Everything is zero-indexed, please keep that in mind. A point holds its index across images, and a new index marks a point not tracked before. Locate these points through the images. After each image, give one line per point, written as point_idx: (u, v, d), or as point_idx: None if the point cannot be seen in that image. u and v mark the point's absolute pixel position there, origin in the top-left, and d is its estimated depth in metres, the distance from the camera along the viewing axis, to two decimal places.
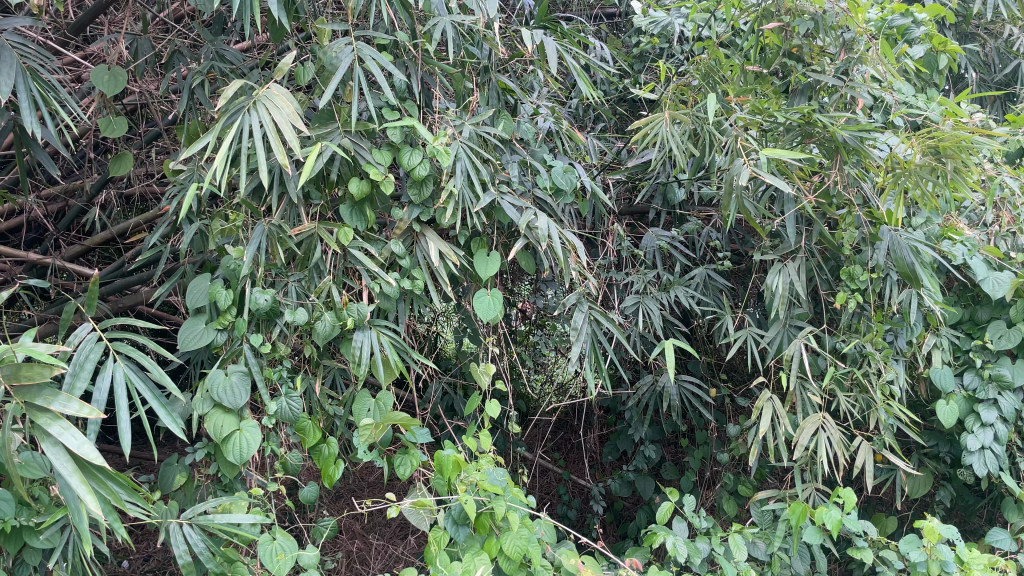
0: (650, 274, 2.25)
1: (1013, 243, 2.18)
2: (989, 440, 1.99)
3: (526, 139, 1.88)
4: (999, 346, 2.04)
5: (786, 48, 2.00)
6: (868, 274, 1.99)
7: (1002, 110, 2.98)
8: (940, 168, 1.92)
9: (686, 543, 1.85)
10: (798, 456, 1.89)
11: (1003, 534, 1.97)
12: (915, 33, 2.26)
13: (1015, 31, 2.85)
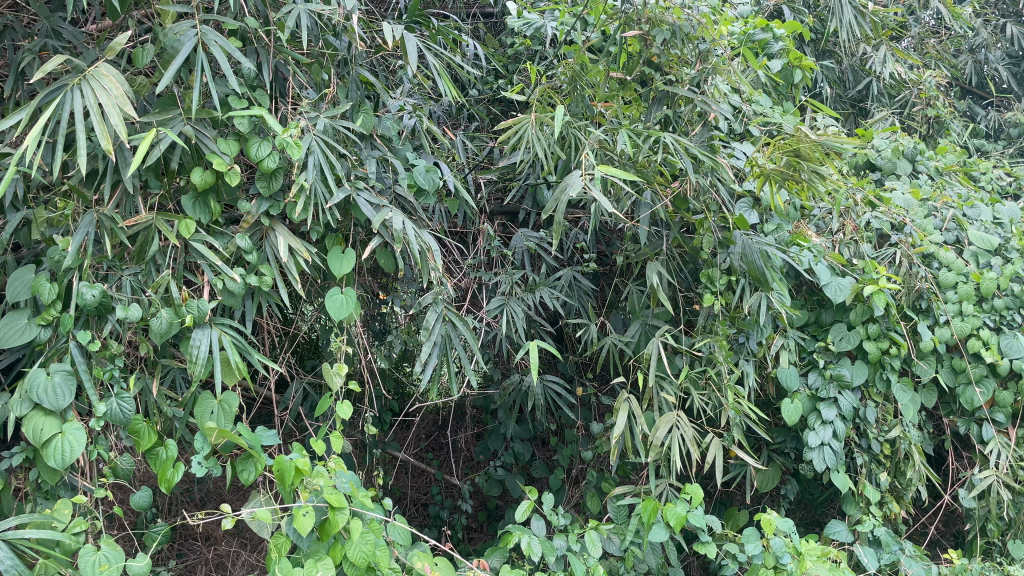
0: (517, 274, 2.25)
1: (856, 250, 2.29)
2: (828, 437, 2.11)
3: (388, 135, 1.85)
4: (839, 347, 2.16)
5: (645, 56, 2.02)
6: (725, 277, 2.04)
7: (855, 124, 3.20)
8: (794, 173, 2.03)
9: (543, 542, 1.86)
10: (653, 455, 1.93)
11: (839, 527, 2.12)
12: (774, 47, 2.34)
13: (868, 50, 3.04)
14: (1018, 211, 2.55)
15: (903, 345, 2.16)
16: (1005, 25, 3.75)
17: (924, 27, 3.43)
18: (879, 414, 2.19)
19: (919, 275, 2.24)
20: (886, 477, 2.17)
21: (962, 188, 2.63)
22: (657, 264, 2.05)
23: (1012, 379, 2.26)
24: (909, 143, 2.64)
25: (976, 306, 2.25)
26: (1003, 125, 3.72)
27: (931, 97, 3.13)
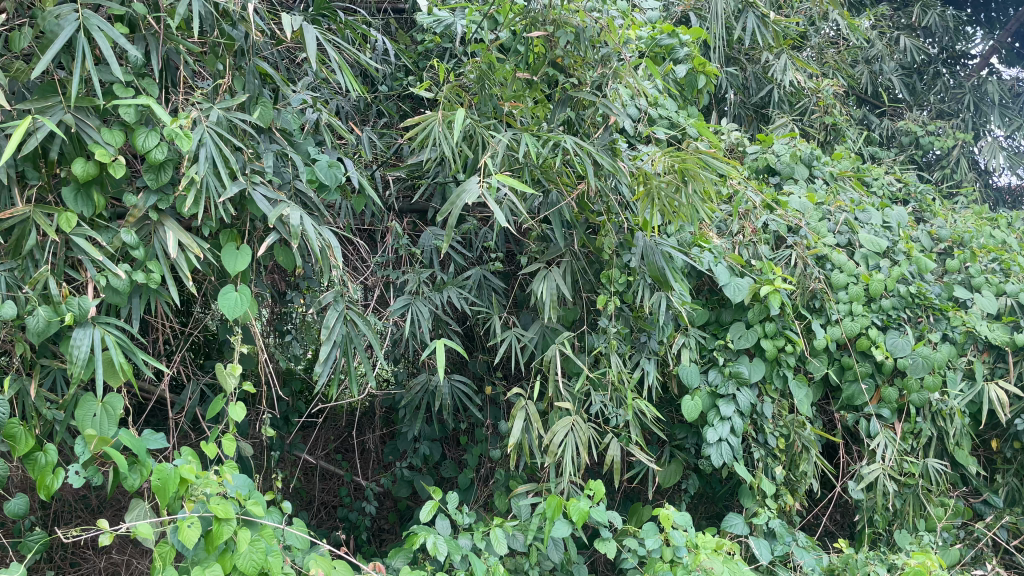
0: (424, 274, 2.21)
1: (754, 251, 2.37)
2: (726, 432, 2.16)
3: (289, 129, 1.80)
4: (738, 345, 2.23)
5: (550, 57, 2.02)
6: (625, 277, 2.09)
7: (757, 129, 3.33)
8: (682, 186, 1.94)
9: (447, 541, 1.83)
10: (549, 460, 1.96)
11: (736, 520, 2.17)
12: (681, 53, 2.40)
13: (770, 59, 3.14)
14: (905, 216, 2.68)
15: (798, 343, 2.23)
16: (898, 37, 3.96)
17: (823, 38, 3.56)
18: (775, 410, 2.27)
19: (812, 275, 2.33)
20: (781, 471, 2.25)
21: (854, 193, 2.76)
22: (554, 273, 2.08)
23: (897, 376, 2.37)
24: (806, 150, 2.74)
25: (865, 307, 2.35)
26: (895, 134, 3.90)
27: (829, 105, 3.28)
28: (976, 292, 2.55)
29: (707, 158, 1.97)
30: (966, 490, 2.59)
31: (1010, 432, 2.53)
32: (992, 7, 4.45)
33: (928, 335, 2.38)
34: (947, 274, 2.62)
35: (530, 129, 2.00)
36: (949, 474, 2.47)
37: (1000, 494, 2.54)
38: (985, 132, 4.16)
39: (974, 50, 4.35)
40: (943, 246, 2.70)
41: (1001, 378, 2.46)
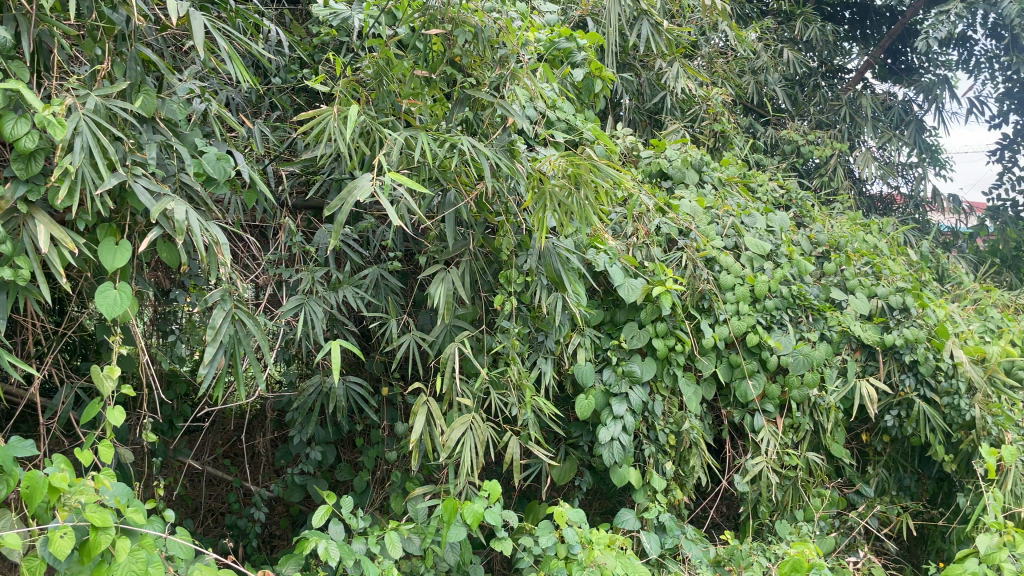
0: (318, 272, 2.13)
1: (647, 253, 2.44)
2: (618, 431, 2.19)
3: (173, 119, 1.71)
4: (630, 345, 2.28)
5: (448, 56, 2.01)
6: (522, 278, 2.10)
7: (651, 134, 3.42)
8: (575, 192, 1.93)
9: (340, 547, 1.78)
10: (446, 457, 1.95)
11: (628, 515, 2.21)
12: (578, 57, 2.46)
13: (663, 66, 3.23)
14: (787, 220, 2.82)
15: (687, 342, 2.31)
16: (782, 50, 4.16)
17: (713, 48, 3.70)
18: (666, 407, 2.34)
19: (701, 277, 2.42)
20: (671, 466, 2.32)
21: (740, 198, 2.89)
22: (452, 273, 2.06)
23: (779, 373, 2.49)
24: (696, 156, 2.84)
25: (750, 307, 2.46)
26: (778, 142, 4.10)
27: (717, 113, 3.42)
28: (851, 293, 2.71)
29: (603, 164, 1.97)
30: (841, 481, 2.72)
31: (879, 425, 2.69)
32: (866, 25, 4.74)
33: (808, 334, 2.51)
34: (824, 276, 2.77)
35: (427, 128, 1.96)
36: (826, 466, 2.60)
37: (871, 484, 2.70)
38: (859, 143, 4.43)
39: (850, 65, 4.63)
40: (820, 249, 2.86)
41: (872, 375, 2.62)
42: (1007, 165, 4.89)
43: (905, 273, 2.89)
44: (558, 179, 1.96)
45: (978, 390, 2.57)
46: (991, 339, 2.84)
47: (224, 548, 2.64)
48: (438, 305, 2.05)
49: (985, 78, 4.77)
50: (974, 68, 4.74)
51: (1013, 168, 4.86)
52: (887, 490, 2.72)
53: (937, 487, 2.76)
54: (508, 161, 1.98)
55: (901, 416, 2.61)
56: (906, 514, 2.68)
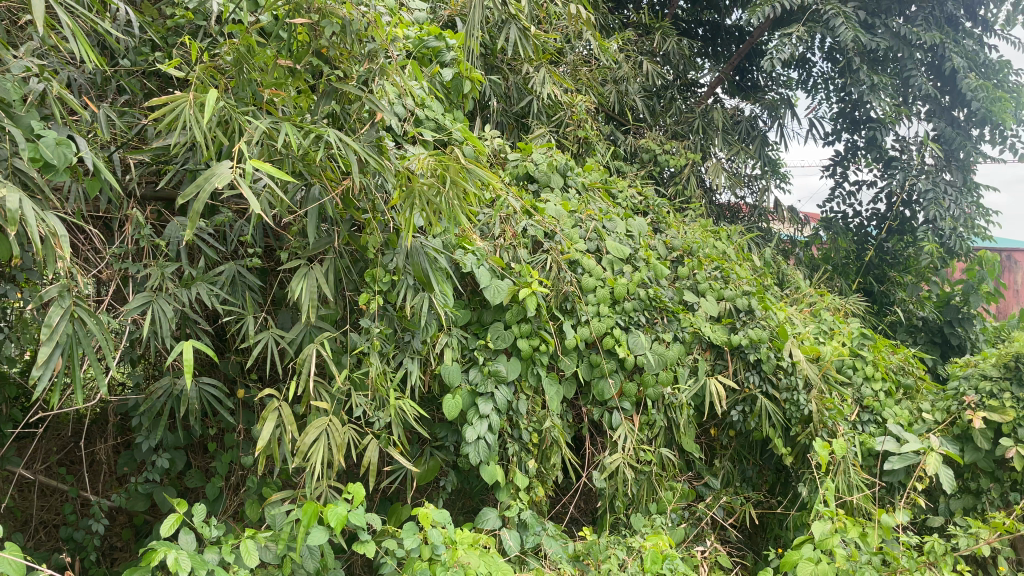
0: (169, 268, 2.01)
1: (513, 255, 2.47)
2: (483, 430, 2.20)
3: (6, 99, 1.56)
4: (497, 345, 2.31)
5: (314, 46, 1.91)
6: (389, 277, 2.08)
7: (518, 138, 3.47)
8: (443, 190, 1.91)
9: (192, 557, 1.69)
10: (299, 463, 1.89)
11: (491, 514, 2.23)
12: (446, 56, 2.47)
13: (529, 71, 3.29)
14: (645, 226, 2.95)
15: (551, 342, 2.37)
16: (642, 62, 4.33)
17: (577, 56, 3.80)
18: (529, 406, 2.38)
19: (565, 279, 2.49)
20: (533, 464, 2.35)
21: (602, 203, 2.98)
22: (315, 270, 1.99)
23: (636, 372, 2.59)
24: (561, 160, 2.92)
25: (610, 308, 2.55)
26: (637, 150, 4.27)
27: (581, 120, 3.53)
28: (702, 297, 2.88)
29: (471, 164, 1.97)
30: (691, 475, 2.86)
31: (725, 421, 2.86)
32: (717, 43, 5.10)
33: (663, 335, 2.63)
34: (678, 279, 2.92)
35: (290, 119, 1.89)
36: (677, 461, 2.73)
37: (718, 476, 2.86)
38: (710, 154, 4.64)
39: (703, 79, 4.90)
40: (675, 254, 3.01)
41: (721, 373, 2.78)
42: (839, 180, 5.30)
43: (749, 278, 3.10)
44: (425, 178, 1.93)
45: (814, 386, 2.77)
46: (824, 340, 3.08)
47: (57, 564, 2.44)
48: (300, 304, 1.98)
49: (822, 98, 5.17)
50: (812, 89, 5.17)
51: (844, 183, 5.28)
52: (731, 481, 2.89)
53: (776, 477, 2.95)
54: (376, 158, 1.94)
55: (745, 411, 2.80)
56: (748, 504, 2.85)
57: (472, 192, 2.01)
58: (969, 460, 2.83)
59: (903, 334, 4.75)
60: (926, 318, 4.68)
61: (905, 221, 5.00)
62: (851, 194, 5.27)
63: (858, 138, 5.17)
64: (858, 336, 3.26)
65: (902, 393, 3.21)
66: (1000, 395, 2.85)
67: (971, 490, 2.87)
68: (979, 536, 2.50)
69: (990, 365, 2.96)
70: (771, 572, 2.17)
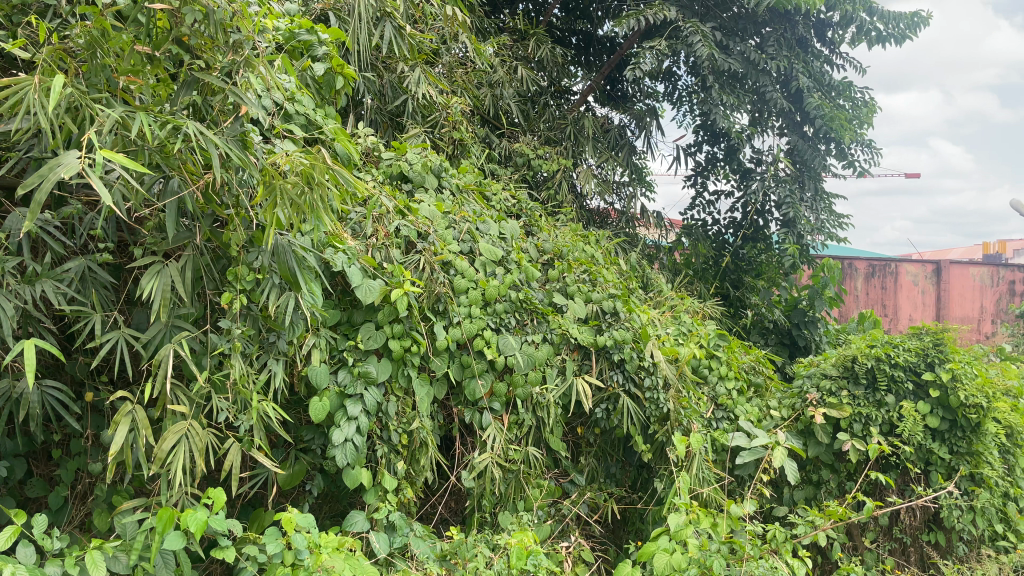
0: (10, 263, 1.86)
1: (385, 255, 2.45)
2: (352, 432, 2.17)
3: None
4: (367, 346, 2.29)
5: (175, 34, 1.82)
6: (253, 275, 2.02)
7: (392, 136, 3.46)
8: (308, 190, 1.87)
9: (30, 571, 1.57)
10: (157, 469, 1.80)
11: (358, 517, 2.20)
12: (319, 50, 2.43)
13: (405, 70, 3.29)
14: (517, 229, 3.02)
15: (422, 343, 2.38)
16: (517, 66, 4.40)
17: (453, 57, 3.81)
18: (399, 407, 2.37)
19: (438, 280, 2.50)
20: (402, 465, 2.34)
21: (475, 206, 3.02)
22: (170, 267, 1.91)
23: (506, 373, 2.62)
24: (435, 161, 2.94)
25: (481, 310, 2.58)
26: (511, 154, 4.34)
27: (456, 122, 3.55)
28: (570, 299, 2.97)
29: (339, 164, 1.95)
30: (558, 472, 2.92)
31: (591, 419, 2.94)
32: (589, 52, 5.30)
33: (532, 336, 2.69)
34: (549, 282, 2.99)
35: (146, 108, 1.79)
36: (545, 459, 2.79)
37: (583, 473, 2.94)
38: (580, 160, 4.79)
39: (575, 87, 5.04)
40: (546, 257, 3.09)
41: (587, 373, 2.85)
42: (699, 190, 5.57)
43: (615, 281, 3.22)
44: (291, 176, 1.89)
45: (672, 386, 2.92)
46: (684, 341, 3.23)
47: None
48: (155, 302, 1.89)
49: (686, 111, 5.42)
50: (678, 101, 5.43)
51: (704, 193, 5.56)
52: (596, 477, 2.98)
53: (637, 473, 3.07)
54: (241, 153, 1.88)
55: (609, 409, 2.87)
56: (611, 499, 2.95)
57: (338, 194, 1.98)
58: (812, 453, 3.05)
59: (756, 335, 5.04)
60: (776, 322, 4.94)
61: (758, 228, 5.32)
62: (711, 203, 5.55)
63: (717, 150, 5.46)
64: (714, 337, 3.47)
65: (752, 390, 3.43)
66: (838, 393, 3.14)
67: (812, 481, 3.11)
68: (817, 524, 2.71)
69: (830, 365, 3.27)
70: (630, 564, 2.25)
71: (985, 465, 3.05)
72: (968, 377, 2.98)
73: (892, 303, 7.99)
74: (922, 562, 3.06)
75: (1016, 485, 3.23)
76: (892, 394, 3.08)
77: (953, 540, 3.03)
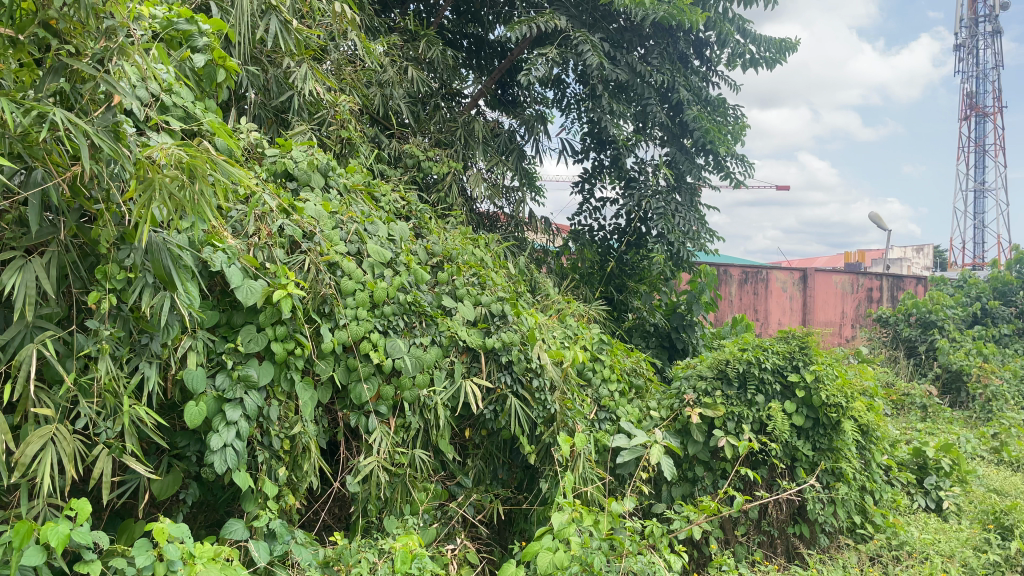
0: None
1: (268, 254, 2.38)
2: (231, 437, 2.09)
3: None
4: (247, 349, 2.21)
5: (41, 17, 1.70)
6: (125, 274, 1.92)
7: (276, 133, 3.37)
8: (188, 184, 1.82)
9: None
10: (19, 477, 1.68)
11: (236, 525, 2.12)
12: (198, 41, 2.34)
13: (291, 65, 3.23)
14: (406, 231, 3.00)
15: (306, 345, 2.33)
16: (406, 67, 4.37)
17: (341, 55, 3.76)
18: (281, 412, 2.30)
19: (323, 281, 2.45)
20: (284, 472, 2.28)
21: (363, 206, 2.99)
22: (33, 263, 1.79)
23: (394, 376, 2.60)
24: (322, 160, 2.89)
25: (368, 311, 2.55)
26: (400, 155, 4.31)
27: (344, 120, 3.52)
28: (459, 302, 2.97)
29: (220, 159, 1.90)
30: (445, 475, 2.91)
31: (480, 421, 2.93)
32: (480, 55, 5.36)
33: (421, 338, 2.68)
34: (438, 284, 2.99)
35: (7, 92, 1.66)
36: (431, 461, 2.78)
37: (469, 476, 2.94)
38: (471, 164, 4.77)
39: (466, 90, 5.06)
40: (435, 259, 3.10)
41: (476, 375, 2.85)
42: (586, 196, 5.70)
43: (504, 285, 3.26)
44: (168, 170, 1.82)
45: (557, 387, 2.99)
46: (569, 344, 3.29)
47: None
48: (17, 300, 1.76)
49: (574, 119, 5.54)
50: (566, 108, 5.54)
51: (590, 199, 5.69)
52: (482, 479, 3.00)
53: (523, 474, 3.11)
54: (114, 145, 1.79)
55: (497, 410, 2.87)
56: (497, 501, 2.97)
57: (217, 191, 1.93)
58: (690, 451, 3.17)
59: (637, 338, 5.28)
60: (656, 326, 5.22)
61: (641, 235, 5.43)
62: (597, 210, 5.68)
63: (604, 158, 5.59)
64: (598, 340, 3.58)
65: (633, 392, 3.55)
66: (713, 393, 3.29)
67: (688, 478, 3.23)
68: (692, 518, 2.83)
69: (706, 367, 3.42)
70: (513, 564, 2.28)
71: (844, 460, 3.27)
72: (829, 377, 3.21)
73: (763, 309, 8.37)
74: (788, 554, 3.23)
75: (871, 479, 3.46)
76: (761, 394, 3.26)
77: (816, 531, 3.22)
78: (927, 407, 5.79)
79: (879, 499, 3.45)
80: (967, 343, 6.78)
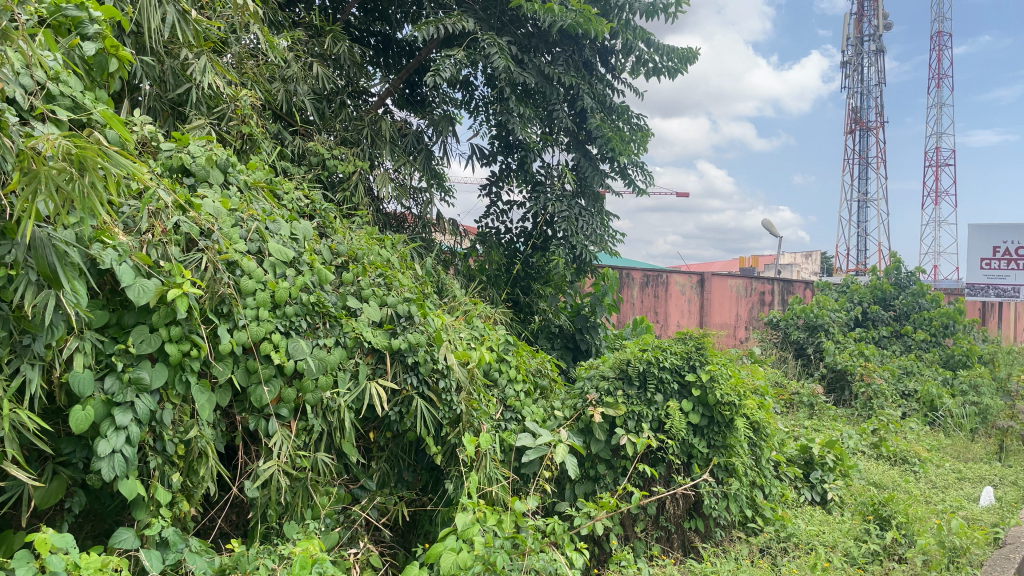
0: None
1: (162, 252, 2.29)
2: (121, 442, 2.00)
3: None
4: (139, 350, 2.12)
5: None
6: (5, 271, 1.82)
7: (172, 126, 3.23)
8: (77, 177, 1.74)
9: None
10: None
11: (125, 534, 2.03)
12: (88, 28, 2.24)
13: (188, 57, 3.12)
14: (310, 230, 2.95)
15: (202, 347, 2.25)
16: (311, 64, 4.29)
17: (243, 48, 3.65)
18: (174, 416, 2.21)
19: (222, 280, 2.37)
20: (177, 478, 2.20)
21: (264, 204, 2.91)
22: None
23: (295, 378, 2.55)
24: (221, 156, 2.80)
25: (269, 312, 2.49)
26: (305, 152, 4.22)
27: (245, 116, 3.43)
28: (364, 302, 2.94)
29: (112, 152, 1.82)
30: (348, 478, 2.87)
31: (384, 423, 2.91)
32: (388, 54, 5.31)
33: (324, 340, 2.63)
34: (342, 284, 2.94)
35: None
36: (334, 465, 2.73)
37: (373, 478, 2.90)
38: (377, 164, 4.71)
39: (374, 89, 4.99)
40: (339, 259, 3.05)
41: (380, 376, 2.82)
42: (493, 199, 5.72)
43: (410, 285, 3.25)
44: (55, 162, 1.73)
45: (464, 388, 2.99)
46: (475, 345, 3.30)
47: None
48: None
49: (482, 121, 5.55)
50: (474, 110, 5.55)
51: (497, 202, 5.71)
52: (387, 481, 2.97)
53: (428, 475, 3.10)
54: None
55: (402, 411, 2.86)
56: (401, 503, 2.95)
57: (109, 186, 1.84)
58: (593, 450, 3.23)
59: (543, 339, 5.39)
60: (561, 326, 5.41)
61: (547, 239, 5.48)
62: (503, 213, 5.71)
63: (511, 161, 5.63)
64: (503, 341, 3.60)
65: (538, 392, 3.59)
66: (615, 393, 3.38)
67: (591, 476, 3.29)
68: (593, 515, 2.90)
69: (608, 367, 3.49)
70: (417, 565, 2.27)
71: (737, 456, 3.41)
72: (723, 377, 3.34)
73: (663, 311, 8.59)
74: (684, 547, 3.33)
75: (762, 474, 3.62)
76: (660, 393, 3.36)
77: (710, 526, 3.35)
78: (814, 405, 6.09)
79: (768, 493, 3.61)
80: (850, 344, 7.17)
